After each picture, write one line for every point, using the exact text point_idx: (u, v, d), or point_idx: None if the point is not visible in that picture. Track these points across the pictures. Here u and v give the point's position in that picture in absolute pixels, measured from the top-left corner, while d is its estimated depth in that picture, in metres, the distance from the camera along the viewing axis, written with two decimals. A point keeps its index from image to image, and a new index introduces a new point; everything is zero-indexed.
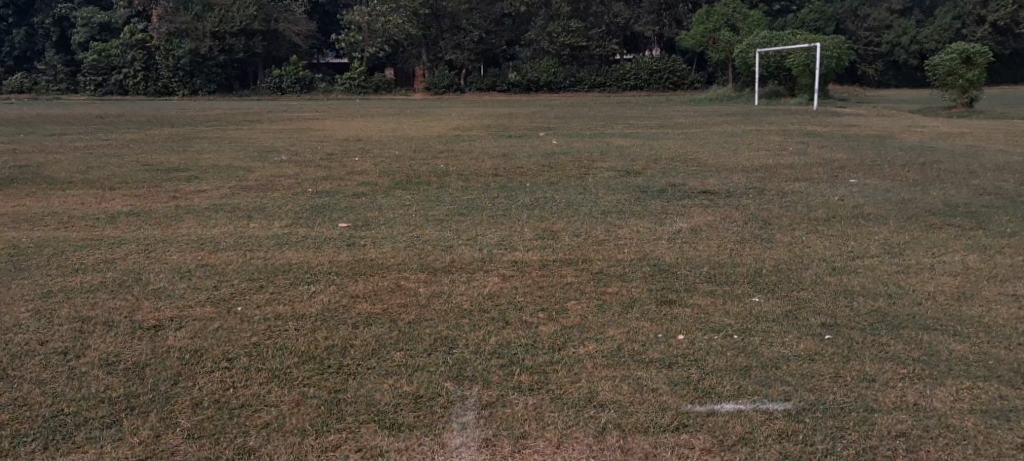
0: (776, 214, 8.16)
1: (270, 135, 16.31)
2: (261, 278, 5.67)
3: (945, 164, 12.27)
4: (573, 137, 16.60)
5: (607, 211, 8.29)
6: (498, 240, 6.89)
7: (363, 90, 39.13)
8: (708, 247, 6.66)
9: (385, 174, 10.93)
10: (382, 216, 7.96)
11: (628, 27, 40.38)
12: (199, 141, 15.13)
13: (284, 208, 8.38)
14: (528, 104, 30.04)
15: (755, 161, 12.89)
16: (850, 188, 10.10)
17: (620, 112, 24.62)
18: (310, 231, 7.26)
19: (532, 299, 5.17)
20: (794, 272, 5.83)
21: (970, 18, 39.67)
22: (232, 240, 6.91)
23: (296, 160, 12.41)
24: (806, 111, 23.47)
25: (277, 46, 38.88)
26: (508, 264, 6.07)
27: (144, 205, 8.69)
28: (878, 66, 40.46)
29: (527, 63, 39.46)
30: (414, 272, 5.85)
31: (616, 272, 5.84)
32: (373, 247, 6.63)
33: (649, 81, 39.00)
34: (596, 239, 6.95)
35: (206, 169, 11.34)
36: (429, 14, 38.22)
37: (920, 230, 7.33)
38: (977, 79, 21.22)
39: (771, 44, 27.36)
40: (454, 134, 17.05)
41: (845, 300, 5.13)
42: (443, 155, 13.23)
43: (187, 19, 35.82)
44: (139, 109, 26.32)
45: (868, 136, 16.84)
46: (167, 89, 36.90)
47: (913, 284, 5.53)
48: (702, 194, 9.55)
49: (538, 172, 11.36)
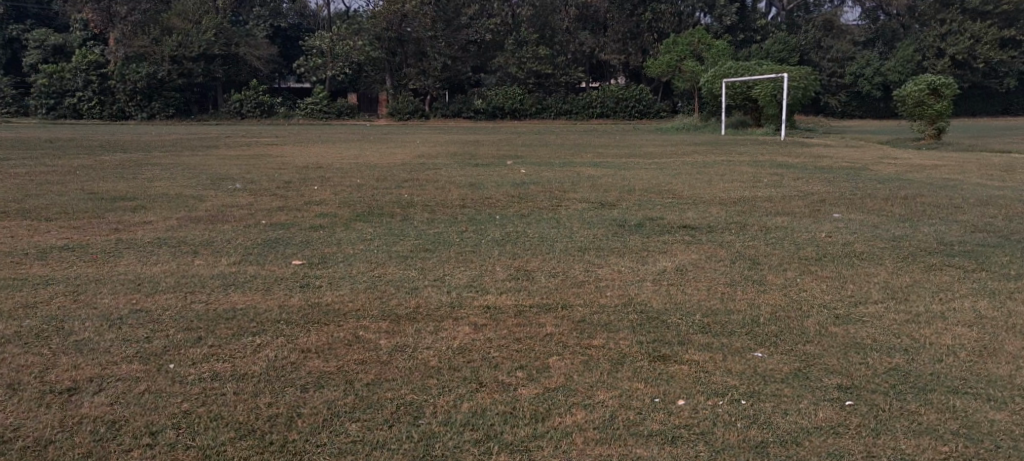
0: (763, 252, 7.66)
1: (225, 162, 15.53)
2: (201, 327, 5.01)
3: (926, 198, 11.91)
4: (541, 166, 16.05)
5: (583, 248, 7.75)
6: (468, 281, 6.29)
7: (326, 115, 38.48)
8: (697, 290, 6.13)
9: (345, 204, 10.31)
10: (342, 252, 7.33)
11: (593, 56, 40.08)
12: (149, 167, 14.34)
13: (233, 242, 7.71)
14: (496, 132, 29.45)
15: (729, 193, 12.44)
16: (835, 222, 9.71)
17: (588, 140, 24.19)
18: (260, 270, 6.60)
19: (510, 355, 4.57)
20: (795, 322, 5.30)
21: (930, 51, 39.86)
22: (174, 280, 6.23)
23: (252, 188, 11.78)
24: (775, 141, 23.22)
25: (238, 69, 38.33)
26: (480, 311, 5.46)
27: (81, 238, 7.98)
28: (841, 98, 40.93)
29: (492, 89, 39.16)
30: (375, 320, 5.21)
31: (602, 321, 5.25)
32: (330, 289, 5.99)
33: (615, 109, 38.88)
34: (575, 281, 6.38)
35: (155, 198, 10.64)
36: (394, 39, 37.45)
37: (919, 272, 6.89)
38: (944, 110, 21.05)
39: (738, 75, 27.16)
40: (418, 161, 16.39)
41: (858, 355, 4.62)
42: (408, 183, 12.63)
43: (145, 42, 35.24)
44: (92, 133, 25.30)
45: (842, 167, 16.52)
46: (123, 113, 35.98)
47: (929, 336, 5.02)
48: (682, 229, 9.05)
49: (506, 203, 10.79)
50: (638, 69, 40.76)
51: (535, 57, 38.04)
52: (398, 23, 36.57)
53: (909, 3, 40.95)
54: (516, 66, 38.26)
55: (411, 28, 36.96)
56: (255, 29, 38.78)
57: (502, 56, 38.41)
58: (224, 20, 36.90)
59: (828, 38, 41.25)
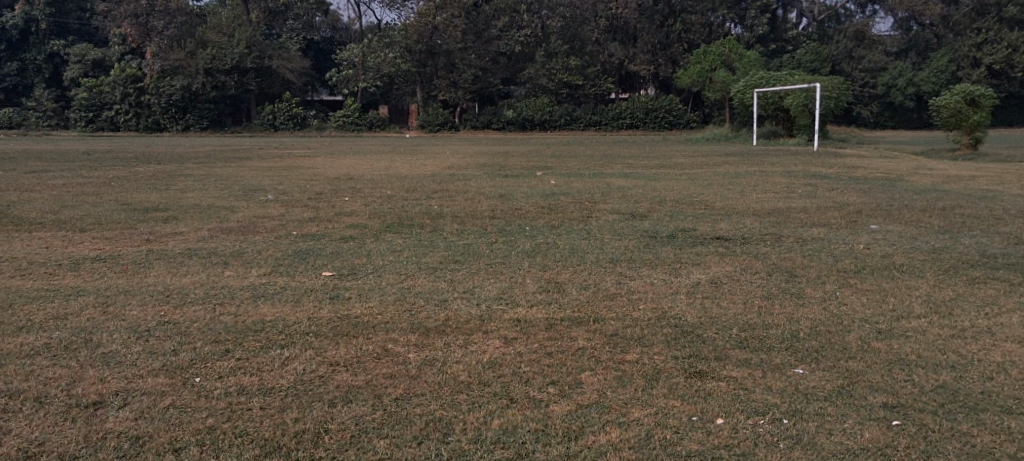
0: (799, 264, 7.48)
1: (258, 173, 15.61)
2: (229, 339, 4.95)
3: (965, 209, 11.65)
4: (571, 176, 15.96)
5: (615, 259, 7.62)
6: (498, 293, 6.19)
7: (358, 127, 38.60)
8: (733, 303, 5.98)
9: (375, 215, 10.28)
10: (371, 263, 7.27)
11: (623, 67, 39.88)
12: (183, 179, 14.43)
13: (264, 253, 7.68)
14: (524, 143, 29.36)
15: (762, 204, 12.25)
16: (872, 234, 9.50)
17: (617, 151, 24.03)
18: (289, 281, 6.54)
19: (542, 369, 4.46)
20: (836, 337, 5.14)
21: (965, 60, 38.92)
22: (203, 292, 6.18)
23: (283, 199, 11.80)
24: (807, 152, 22.93)
25: (272, 82, 38.58)
26: (510, 324, 5.35)
27: (113, 249, 7.99)
28: (873, 108, 40.45)
29: (522, 100, 39.16)
30: (404, 333, 5.12)
31: (635, 335, 5.12)
32: (359, 300, 5.91)
33: (644, 120, 38.70)
34: (607, 293, 6.25)
35: (187, 209, 10.68)
36: (424, 51, 37.65)
37: (963, 285, 6.69)
38: (984, 121, 20.64)
39: (769, 85, 26.91)
40: (448, 172, 16.35)
41: (903, 372, 4.45)
42: (437, 194, 12.58)
43: (180, 56, 35.63)
44: (128, 145, 25.58)
45: (876, 177, 16.26)
46: (159, 125, 36.11)
47: (975, 352, 4.84)
48: (716, 240, 8.89)
49: (536, 214, 10.69)
50: (668, 80, 40.53)
51: (565, 68, 38.18)
52: (428, 35, 36.72)
53: (944, 12, 40.35)
54: (546, 77, 38.27)
55: (442, 40, 37.05)
56: (287, 42, 39.15)
57: (531, 67, 38.39)
58: (258, 34, 37.29)
59: (860, 48, 40.75)
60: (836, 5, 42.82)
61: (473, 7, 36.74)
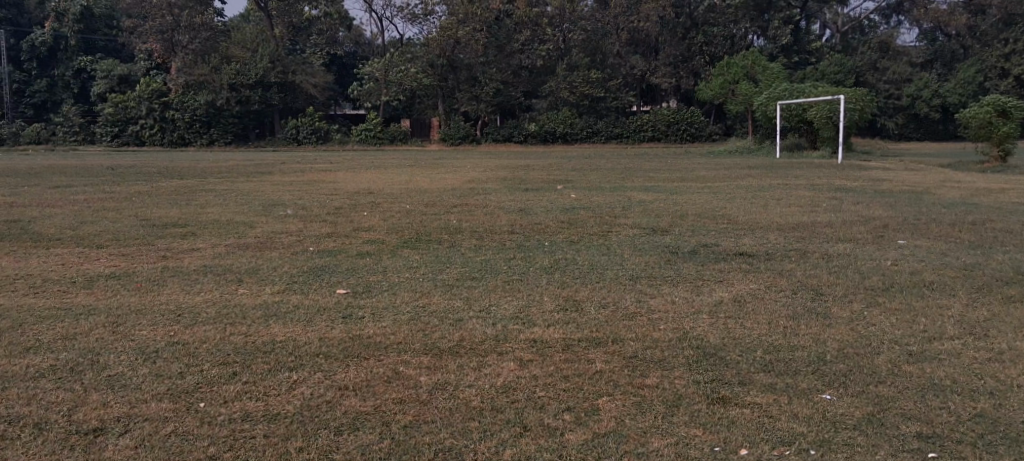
0: (825, 281, 7.27)
1: (279, 188, 15.57)
2: (237, 361, 4.82)
3: (995, 224, 11.39)
4: (591, 190, 15.78)
5: (635, 276, 7.43)
6: (515, 312, 6.02)
7: (380, 141, 38.66)
8: (756, 324, 5.77)
9: (393, 230, 10.17)
10: (386, 280, 7.13)
11: (645, 79, 39.66)
12: (205, 193, 14.39)
13: (279, 270, 7.56)
14: (545, 157, 29.18)
15: (786, 218, 12.01)
16: (900, 249, 9.27)
17: (639, 164, 23.82)
18: (303, 299, 6.41)
19: (558, 394, 4.32)
20: (865, 359, 4.95)
21: (993, 71, 38.41)
22: (214, 311, 6.04)
23: (302, 214, 11.71)
24: (831, 165, 22.65)
25: (295, 97, 38.70)
26: (527, 344, 5.19)
27: (129, 266, 7.91)
28: (898, 120, 40.03)
29: (544, 113, 39.07)
30: (416, 354, 4.97)
31: (655, 357, 4.94)
32: (372, 320, 5.75)
33: (666, 133, 38.54)
34: (626, 312, 6.07)
35: (205, 225, 10.60)
36: (446, 65, 37.72)
37: (997, 304, 6.51)
38: (1013, 132, 20.21)
39: (792, 97, 26.61)
40: (469, 186, 16.22)
41: (937, 398, 4.33)
42: (457, 209, 12.44)
43: (205, 71, 35.87)
44: (151, 160, 25.68)
45: (903, 191, 15.97)
46: (183, 140, 36.51)
47: (1013, 377, 4.73)
48: (739, 256, 8.69)
49: (555, 229, 10.54)
50: (689, 92, 40.30)
51: (586, 81, 37.84)
52: (451, 49, 36.75)
53: (970, 22, 39.89)
54: (567, 90, 38.02)
55: (464, 54, 37.19)
56: (311, 57, 39.36)
57: (553, 80, 38.27)
58: (281, 50, 37.57)
59: (885, 60, 40.31)
60: (860, 16, 42.53)
61: (495, 20, 36.97)
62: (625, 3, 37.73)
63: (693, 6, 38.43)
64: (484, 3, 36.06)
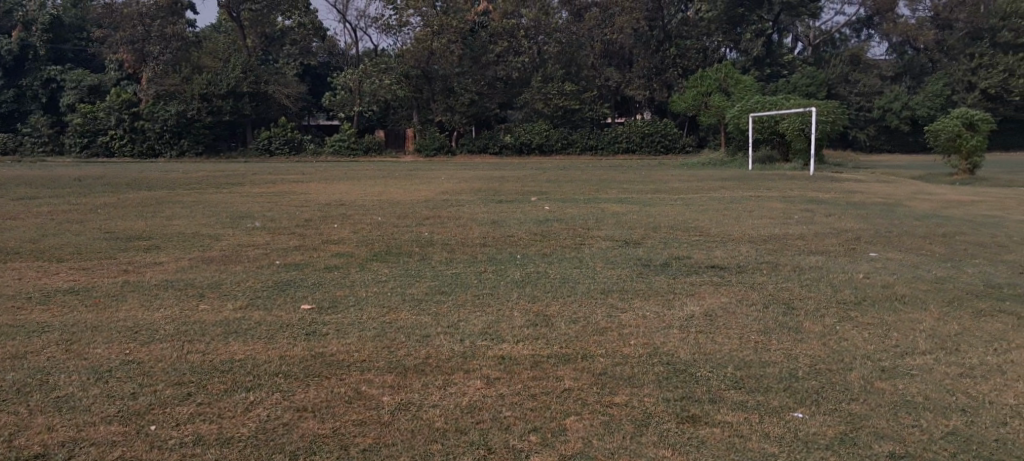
0: (798, 295, 7.21)
1: (249, 200, 15.34)
2: (193, 380, 4.66)
3: (966, 236, 11.46)
4: (566, 202, 15.69)
5: (606, 290, 7.32)
6: (484, 328, 5.88)
7: (353, 151, 38.38)
8: (728, 339, 5.68)
9: (363, 243, 10.03)
10: (353, 295, 6.96)
11: (619, 91, 39.75)
12: (173, 205, 14.10)
13: (243, 285, 7.39)
14: (520, 168, 29.07)
15: (760, 230, 11.97)
16: (872, 262, 9.26)
17: (613, 175, 23.79)
18: (265, 316, 6.22)
19: (523, 414, 4.22)
20: (837, 376, 4.88)
21: (960, 84, 39.08)
22: (172, 329, 5.85)
23: (271, 226, 11.52)
24: (804, 176, 22.74)
25: (267, 107, 38.36)
26: (495, 362, 5.06)
27: (88, 281, 7.69)
28: (869, 132, 40.40)
29: (519, 124, 39.03)
30: (379, 373, 4.83)
31: (625, 374, 4.83)
32: (336, 337, 5.59)
33: (641, 144, 38.64)
34: (597, 327, 5.96)
35: (170, 237, 10.37)
36: (420, 76, 37.54)
37: (969, 318, 6.49)
38: (979, 145, 20.38)
39: (765, 109, 26.74)
40: (442, 198, 16.05)
41: (910, 415, 4.28)
42: (429, 221, 12.29)
43: (176, 81, 35.42)
44: (119, 171, 25.26)
45: (875, 203, 16.03)
46: (153, 150, 35.94)
47: (986, 393, 4.68)
48: (711, 269, 8.63)
49: (528, 242, 10.42)
50: (663, 104, 40.47)
51: (560, 93, 37.73)
52: (425, 60, 36.61)
53: (938, 36, 40.39)
54: (542, 101, 37.85)
55: (439, 66, 36.98)
56: (284, 67, 39.07)
57: (527, 92, 38.15)
58: (254, 60, 37.29)
59: (856, 72, 40.65)
60: (831, 30, 42.99)
61: (470, 31, 36.90)
62: (599, 15, 37.96)
63: (666, 20, 39.20)
64: (458, 15, 36.00)
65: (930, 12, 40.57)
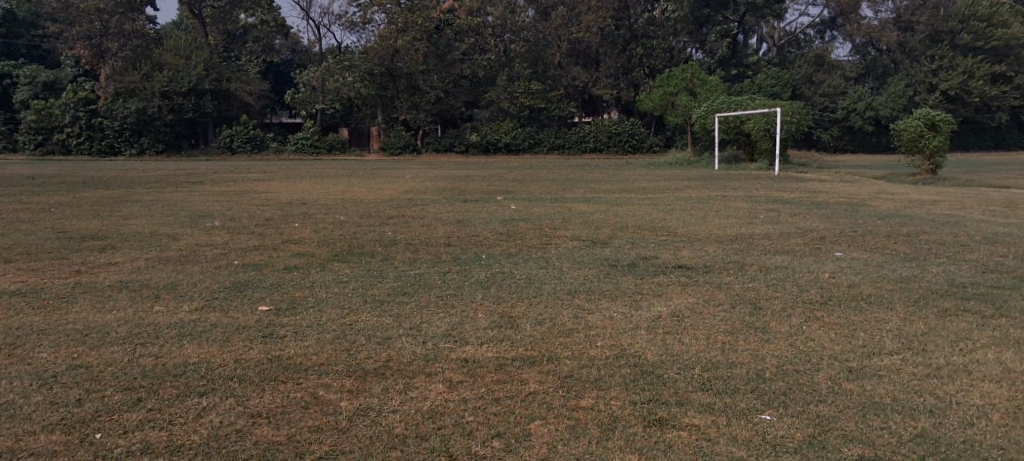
0: (765, 295, 7.18)
1: (208, 198, 15.06)
2: (143, 385, 4.48)
3: (930, 235, 11.55)
4: (532, 201, 15.60)
5: (573, 290, 7.23)
6: (446, 330, 5.75)
7: (317, 150, 37.98)
8: (695, 339, 5.61)
9: (324, 242, 9.85)
10: (313, 296, 6.80)
11: (586, 90, 39.82)
12: (130, 204, 13.80)
13: (200, 285, 7.18)
14: (486, 167, 28.92)
15: (725, 230, 11.96)
16: (838, 261, 9.28)
17: (579, 175, 23.72)
18: (222, 318, 6.04)
19: (486, 419, 4.11)
20: (804, 377, 4.82)
21: (921, 86, 39.63)
22: (124, 331, 5.65)
23: (230, 225, 11.31)
24: (769, 176, 22.84)
25: (229, 104, 37.84)
26: (457, 365, 4.94)
27: (36, 281, 7.42)
28: (833, 132, 40.79)
29: (486, 124, 38.91)
30: (338, 377, 4.69)
31: (591, 376, 4.74)
32: (295, 340, 5.44)
33: (608, 144, 38.71)
34: (562, 328, 5.86)
35: (126, 237, 10.12)
36: (385, 73, 36.67)
37: (933, 318, 6.50)
38: (941, 145, 20.65)
39: (730, 109, 26.86)
40: (406, 197, 15.86)
41: (878, 417, 4.23)
42: (393, 220, 12.14)
43: (136, 78, 34.79)
44: (77, 169, 24.74)
45: (840, 202, 16.09)
46: (112, 148, 35.34)
47: (953, 394, 4.64)
48: (677, 269, 8.57)
49: (493, 242, 10.29)
50: (630, 104, 40.59)
51: (527, 92, 37.63)
52: (390, 58, 36.23)
53: (900, 38, 40.88)
54: (507, 100, 37.73)
55: (404, 63, 36.49)
56: (246, 64, 38.55)
57: (493, 91, 37.99)
58: (216, 57, 36.74)
59: (819, 73, 40.95)
60: (796, 31, 43.40)
61: (435, 29, 36.60)
62: (565, 14, 38.04)
63: (633, 19, 39.30)
64: (424, 13, 35.73)
65: (892, 13, 41.12)
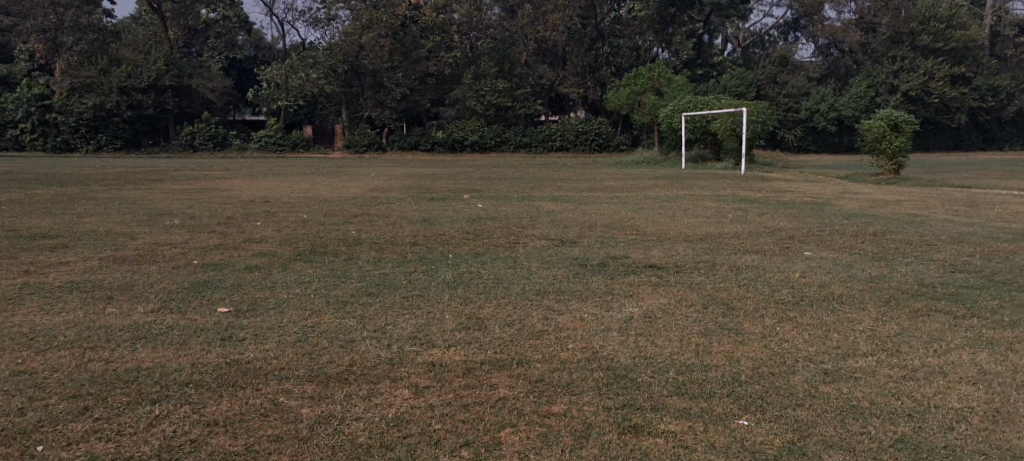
0: (737, 295, 7.07)
1: (167, 196, 14.67)
2: (91, 392, 4.25)
3: (896, 234, 11.55)
4: (499, 200, 15.41)
5: (542, 291, 7.07)
6: (413, 332, 5.56)
7: (280, 147, 37.45)
8: (669, 341, 5.48)
9: (287, 241, 9.59)
10: (274, 297, 6.57)
11: (552, 89, 39.68)
12: (84, 202, 13.40)
13: (156, 286, 6.92)
14: (451, 165, 28.64)
15: (693, 229, 11.86)
16: (807, 261, 9.22)
17: (545, 174, 23.57)
18: (179, 320, 5.80)
19: (455, 427, 3.95)
20: (781, 380, 4.70)
21: (883, 87, 39.82)
22: (74, 334, 5.39)
23: (189, 224, 11.01)
24: (734, 176, 22.86)
25: (190, 101, 37.22)
26: (424, 369, 4.75)
27: None
28: (797, 132, 41.09)
29: (452, 122, 38.63)
30: (299, 383, 4.48)
31: (563, 381, 4.58)
32: (254, 343, 5.21)
33: (574, 142, 38.60)
34: (532, 330, 5.70)
35: (80, 236, 9.79)
36: (349, 70, 36.55)
37: (906, 319, 6.44)
38: (904, 147, 20.80)
39: (697, 109, 26.90)
40: (371, 196, 15.55)
41: (857, 421, 4.13)
42: (357, 219, 11.89)
43: (92, 73, 33.92)
44: (31, 166, 24.11)
45: (806, 202, 16.10)
46: (68, 144, 34.76)
47: (931, 397, 4.55)
48: (648, 269, 8.44)
49: (460, 241, 10.09)
50: (597, 103, 40.58)
51: (493, 90, 37.40)
52: (354, 55, 35.79)
53: (862, 39, 41.24)
54: (474, 98, 37.51)
55: (369, 61, 36.29)
56: (208, 60, 37.92)
57: (459, 89, 37.74)
58: (176, 52, 36.08)
59: (784, 73, 41.47)
60: (760, 31, 43.73)
61: (400, 26, 36.27)
62: (532, 13, 38.14)
63: (598, 19, 39.37)
64: (389, 10, 35.46)
65: (854, 15, 41.82)
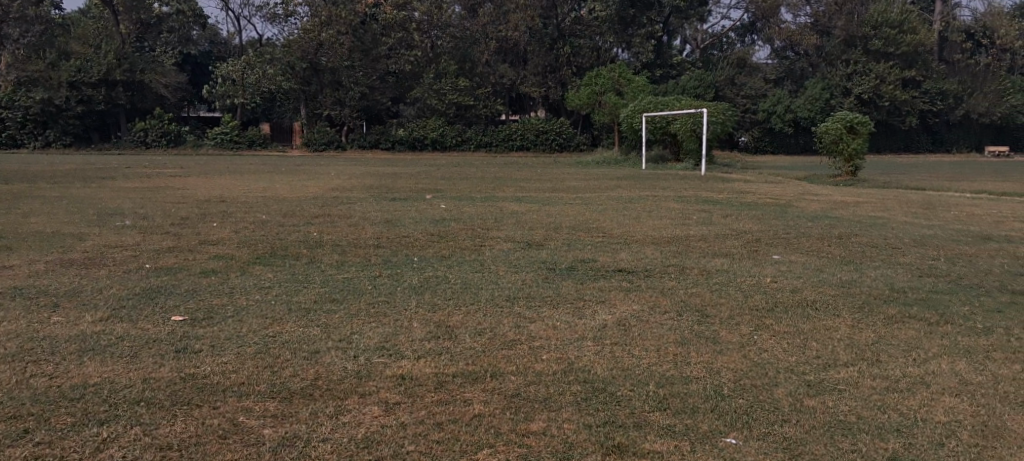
0: (710, 301, 6.94)
1: (119, 195, 14.25)
2: (32, 413, 3.99)
3: (861, 237, 11.54)
4: (462, 201, 15.15)
5: (511, 297, 6.85)
6: (380, 342, 5.32)
7: (236, 145, 36.78)
8: (646, 351, 5.30)
9: (244, 243, 9.27)
10: (232, 304, 6.28)
11: (513, 88, 39.59)
12: (32, 201, 12.91)
13: (105, 292, 6.59)
14: (411, 165, 28.35)
15: (659, 231, 11.77)
16: (776, 264, 9.13)
17: (508, 173, 23.34)
18: (130, 329, 5.50)
19: (428, 449, 3.77)
20: (763, 393, 4.54)
21: (838, 89, 40.33)
22: (16, 346, 5.07)
23: (142, 224, 10.64)
24: (695, 176, 22.87)
25: (143, 97, 36.31)
26: (394, 383, 4.52)
27: None
28: (754, 133, 41.41)
29: (412, 120, 38.22)
30: (260, 399, 4.22)
31: (540, 395, 4.38)
32: (212, 355, 4.93)
33: (535, 142, 38.47)
34: (504, 339, 5.48)
35: (26, 237, 9.38)
36: (308, 68, 35.97)
37: (882, 326, 6.34)
38: (860, 148, 20.96)
39: (657, 109, 26.91)
40: (331, 195, 15.27)
41: (846, 439, 4.01)
42: (317, 220, 11.58)
43: (40, 67, 33.10)
44: None
45: (768, 204, 16.04)
46: (14, 140, 34.00)
47: (916, 410, 4.43)
48: (618, 273, 8.28)
49: (425, 243, 9.86)
50: (558, 103, 40.51)
51: (454, 89, 37.20)
52: (313, 52, 35.29)
53: (818, 42, 41.66)
54: (435, 97, 37.23)
55: (328, 58, 35.76)
56: (161, 55, 37.08)
57: (419, 88, 37.40)
58: (127, 46, 35.13)
59: (742, 75, 41.73)
60: (719, 33, 44.03)
61: (360, 23, 35.75)
62: (493, 12, 37.91)
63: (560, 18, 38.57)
64: (348, 6, 35.01)
65: (809, 18, 41.85)
